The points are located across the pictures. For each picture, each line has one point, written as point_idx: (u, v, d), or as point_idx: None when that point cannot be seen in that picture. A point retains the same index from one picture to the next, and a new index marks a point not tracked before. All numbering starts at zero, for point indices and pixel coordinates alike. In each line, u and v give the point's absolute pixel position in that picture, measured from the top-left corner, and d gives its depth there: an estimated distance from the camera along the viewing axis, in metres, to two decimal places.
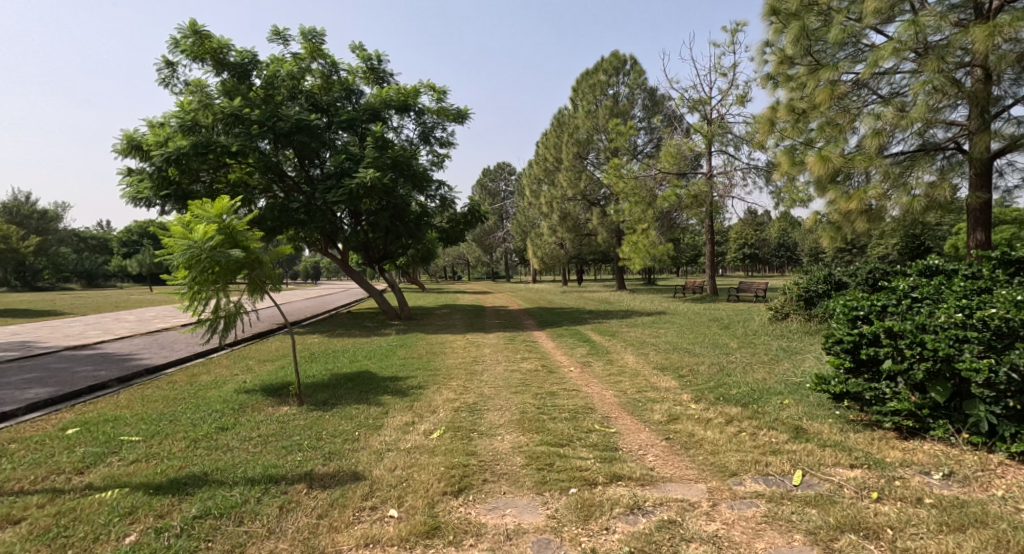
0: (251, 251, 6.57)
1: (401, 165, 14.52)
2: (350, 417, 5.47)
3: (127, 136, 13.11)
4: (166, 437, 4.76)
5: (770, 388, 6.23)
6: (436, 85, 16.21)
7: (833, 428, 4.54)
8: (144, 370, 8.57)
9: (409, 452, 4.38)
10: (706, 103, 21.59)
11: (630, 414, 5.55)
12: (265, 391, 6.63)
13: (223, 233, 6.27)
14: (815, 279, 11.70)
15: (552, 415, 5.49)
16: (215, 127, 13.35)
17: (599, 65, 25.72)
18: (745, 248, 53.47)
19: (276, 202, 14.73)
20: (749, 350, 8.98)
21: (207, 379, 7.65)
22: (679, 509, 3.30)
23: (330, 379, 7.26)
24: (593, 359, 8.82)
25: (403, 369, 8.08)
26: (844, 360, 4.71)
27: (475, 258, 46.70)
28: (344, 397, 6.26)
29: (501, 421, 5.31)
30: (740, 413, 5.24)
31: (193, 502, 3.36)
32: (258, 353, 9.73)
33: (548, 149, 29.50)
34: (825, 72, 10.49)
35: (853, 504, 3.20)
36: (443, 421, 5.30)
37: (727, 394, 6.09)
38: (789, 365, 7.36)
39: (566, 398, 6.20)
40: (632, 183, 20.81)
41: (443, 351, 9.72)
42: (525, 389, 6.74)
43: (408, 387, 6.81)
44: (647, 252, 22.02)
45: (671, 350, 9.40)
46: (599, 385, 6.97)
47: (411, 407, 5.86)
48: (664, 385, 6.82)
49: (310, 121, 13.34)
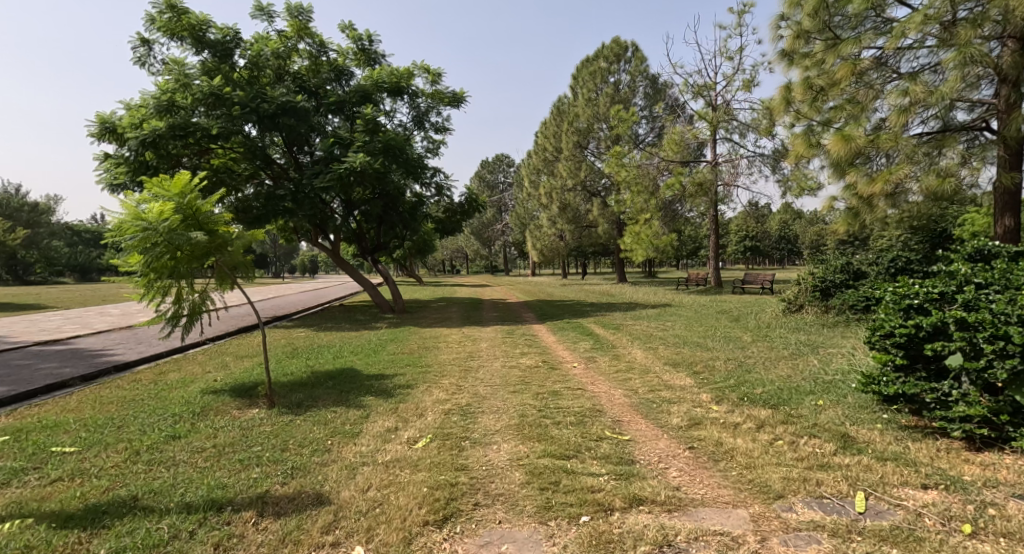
0: (219, 234, 5.91)
1: (393, 150, 13.66)
2: (324, 422, 4.79)
3: (101, 118, 12.37)
4: (102, 449, 4.08)
5: (800, 386, 5.56)
6: (430, 66, 15.49)
7: (887, 437, 3.85)
8: (112, 366, 7.92)
9: (388, 468, 3.69)
10: (711, 88, 20.87)
11: (645, 418, 4.85)
12: (234, 391, 5.96)
13: (182, 213, 5.56)
14: (832, 269, 11.05)
15: (556, 419, 4.79)
16: (195, 109, 12.64)
17: (600, 52, 24.93)
18: (747, 240, 52.78)
19: (263, 190, 14.01)
20: (766, 344, 8.29)
21: (175, 378, 6.98)
22: (720, 547, 2.64)
23: (309, 378, 6.58)
24: (598, 354, 8.15)
25: (391, 365, 7.42)
26: (895, 356, 4.09)
27: (473, 251, 46.11)
28: (321, 397, 5.61)
29: (498, 427, 4.62)
30: (771, 417, 4.56)
31: (106, 540, 2.72)
32: (236, 349, 9.04)
33: (547, 138, 28.80)
34: (844, 48, 9.81)
35: (945, 543, 2.55)
36: (431, 428, 4.60)
37: (752, 395, 5.40)
38: (816, 360, 6.70)
39: (571, 399, 5.51)
40: (634, 172, 20.11)
41: (436, 346, 9.04)
42: (524, 388, 6.05)
43: (394, 386, 6.14)
44: (650, 243, 21.31)
45: (681, 344, 8.74)
46: (607, 384, 6.29)
47: (395, 410, 5.17)
48: (680, 384, 6.14)
49: (295, 103, 12.59)
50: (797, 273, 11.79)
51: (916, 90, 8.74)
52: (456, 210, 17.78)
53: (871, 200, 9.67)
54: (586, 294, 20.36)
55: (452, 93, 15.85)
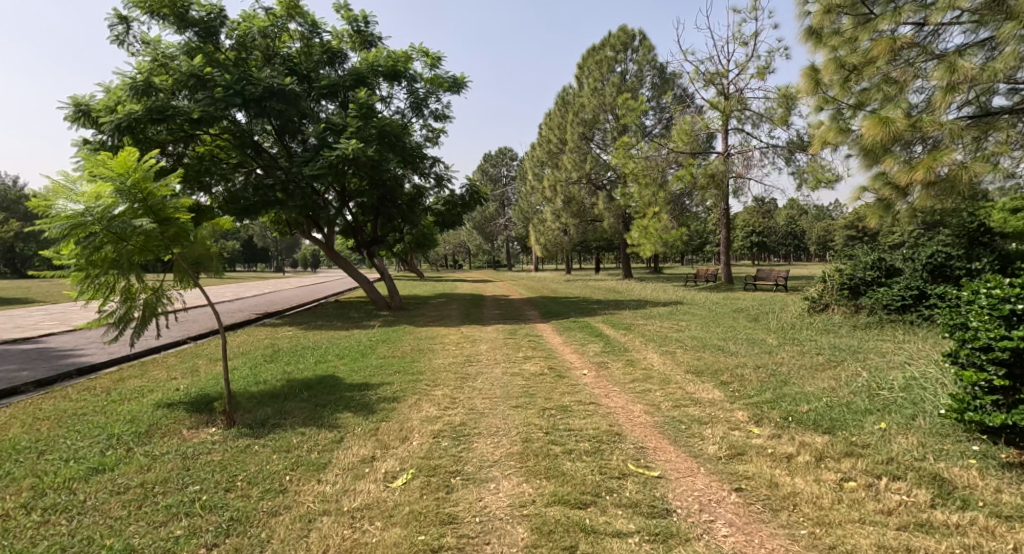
0: (175, 223, 5.13)
1: (387, 137, 12.76)
2: (287, 448, 3.98)
3: (74, 100, 11.46)
4: (4, 489, 3.29)
5: (852, 403, 4.73)
6: (430, 49, 14.60)
7: (996, 482, 3.03)
8: (74, 370, 7.13)
9: (353, 520, 2.95)
10: (723, 76, 19.95)
11: (673, 444, 4.02)
12: (192, 404, 5.16)
13: (125, 196, 4.77)
14: (863, 265, 10.09)
15: (567, 446, 3.96)
16: (177, 92, 11.78)
17: (606, 40, 24.06)
18: (755, 235, 51.44)
19: (251, 181, 13.18)
20: (796, 349, 7.48)
21: (133, 386, 6.19)
22: None
23: (282, 388, 5.79)
24: (610, 359, 7.32)
25: (379, 372, 6.61)
26: (993, 374, 3.37)
27: (476, 247, 45.25)
28: (291, 414, 4.81)
29: (496, 457, 3.80)
30: (832, 445, 3.72)
31: None
32: (212, 351, 8.23)
33: (551, 130, 27.87)
34: (879, 23, 8.88)
35: None
36: (414, 458, 3.78)
37: (798, 414, 4.57)
38: (862, 372, 5.83)
39: (585, 419, 4.66)
40: (642, 164, 19.09)
41: (432, 349, 8.21)
42: (528, 402, 5.21)
43: (377, 400, 5.31)
44: (659, 237, 20.55)
45: (701, 347, 7.90)
46: (624, 397, 5.46)
47: (375, 432, 4.35)
48: (708, 399, 5.30)
49: (283, 85, 11.66)
50: (822, 270, 10.91)
51: (967, 67, 7.79)
52: (456, 203, 16.67)
53: (907, 189, 8.55)
54: (592, 289, 19.59)
55: (452, 79, 15.01)
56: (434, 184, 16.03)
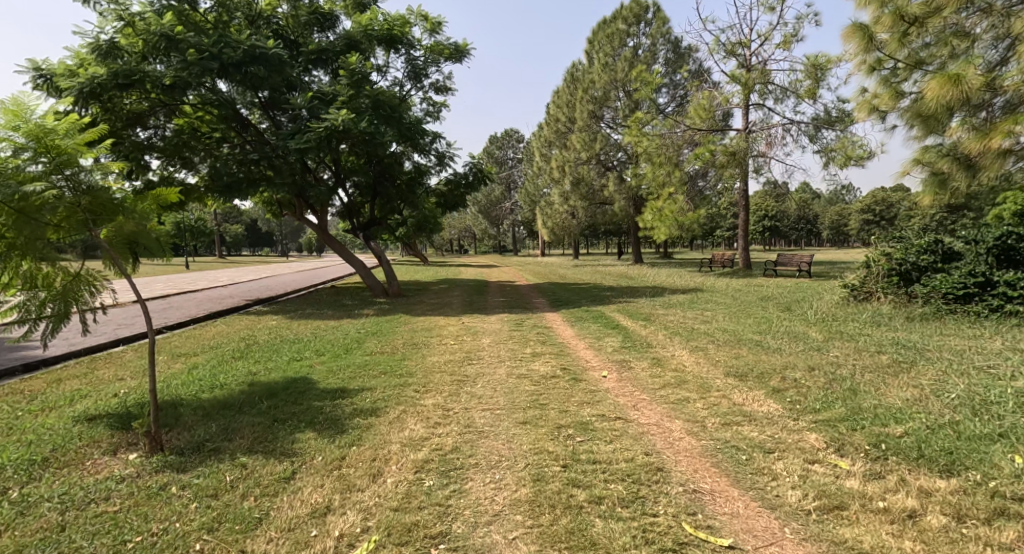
0: (99, 194, 4.06)
1: (382, 107, 11.62)
2: (215, 491, 2.94)
3: (34, 64, 10.34)
4: None
5: (958, 425, 3.65)
6: (429, 13, 13.38)
7: None
8: (21, 366, 6.20)
9: None
10: (744, 46, 18.62)
11: (738, 486, 2.98)
12: (121, 418, 4.14)
13: (19, 150, 3.79)
14: (914, 248, 8.90)
15: (593, 489, 2.92)
16: (148, 56, 10.66)
17: (618, 12, 22.66)
18: (767, 220, 49.82)
19: (231, 153, 12.05)
20: (850, 346, 6.37)
21: (66, 391, 5.18)
22: None
23: (241, 395, 4.78)
24: (633, 358, 6.21)
25: (361, 373, 5.57)
26: None
27: (480, 231, 43.98)
28: (240, 434, 3.79)
29: (497, 508, 2.78)
30: (968, 497, 2.72)
31: None
32: (173, 346, 7.19)
33: (559, 109, 26.53)
34: None
35: None
36: (384, 509, 2.76)
37: (890, 439, 3.51)
38: (948, 380, 4.70)
39: (614, 444, 3.59)
40: (655, 141, 17.80)
41: (427, 343, 7.15)
42: (539, 417, 4.14)
43: (351, 413, 4.26)
44: (674, 220, 18.68)
45: (736, 343, 6.81)
46: (658, 410, 4.38)
47: (341, 462, 3.32)
48: (765, 413, 4.22)
49: (266, 48, 10.38)
50: (865, 253, 9.73)
51: None
52: (459, 183, 15.37)
53: (975, 162, 7.25)
54: (603, 276, 18.35)
55: (454, 46, 13.78)
56: (434, 161, 14.88)
